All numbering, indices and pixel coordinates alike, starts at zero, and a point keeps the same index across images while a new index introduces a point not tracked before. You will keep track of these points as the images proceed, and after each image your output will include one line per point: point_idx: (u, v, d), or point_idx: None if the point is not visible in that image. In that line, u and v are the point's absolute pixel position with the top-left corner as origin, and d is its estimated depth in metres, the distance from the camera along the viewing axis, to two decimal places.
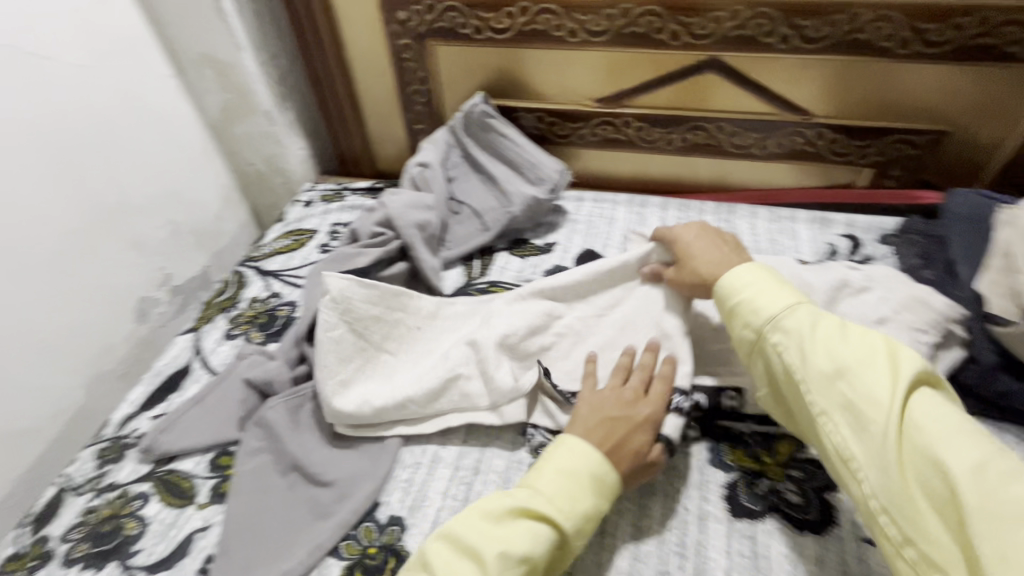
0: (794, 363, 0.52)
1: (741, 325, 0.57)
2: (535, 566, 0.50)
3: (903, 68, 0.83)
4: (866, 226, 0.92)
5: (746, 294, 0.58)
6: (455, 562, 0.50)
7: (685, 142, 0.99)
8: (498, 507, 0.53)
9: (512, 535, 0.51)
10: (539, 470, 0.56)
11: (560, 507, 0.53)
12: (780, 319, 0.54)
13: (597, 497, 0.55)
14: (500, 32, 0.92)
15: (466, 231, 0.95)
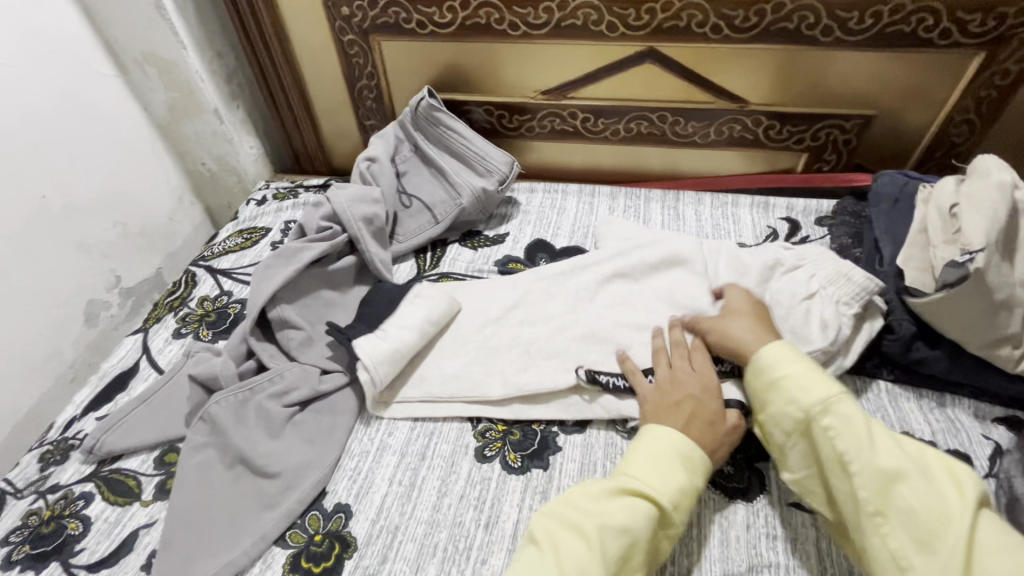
0: (848, 453, 0.52)
1: (782, 404, 0.58)
2: (637, 541, 0.52)
3: (830, 55, 0.86)
4: (804, 209, 0.95)
5: (791, 373, 0.58)
6: (545, 538, 0.53)
7: (630, 132, 1.02)
8: (608, 486, 0.55)
9: (617, 509, 0.53)
10: (631, 457, 0.58)
11: (654, 486, 0.55)
12: (831, 403, 0.55)
13: (689, 475, 0.56)
14: (443, 26, 0.93)
15: (416, 224, 0.96)
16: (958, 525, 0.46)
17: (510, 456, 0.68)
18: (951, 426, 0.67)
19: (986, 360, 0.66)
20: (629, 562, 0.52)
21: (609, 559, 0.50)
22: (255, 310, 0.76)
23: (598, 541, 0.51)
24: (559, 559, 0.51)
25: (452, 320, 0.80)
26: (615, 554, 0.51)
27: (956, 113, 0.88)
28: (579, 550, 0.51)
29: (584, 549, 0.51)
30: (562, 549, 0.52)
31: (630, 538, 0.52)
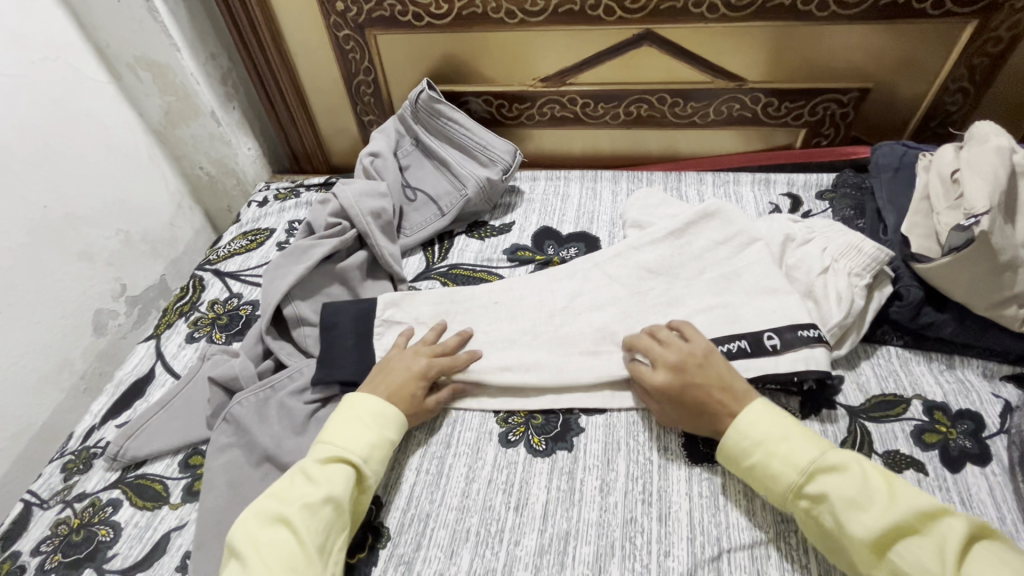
0: (835, 529, 0.52)
1: (763, 484, 0.57)
2: (342, 506, 0.57)
3: (825, 30, 0.87)
4: (805, 183, 0.96)
5: (763, 448, 0.57)
6: (248, 546, 0.53)
7: (629, 116, 1.02)
8: (318, 467, 0.59)
9: (322, 481, 0.57)
10: (332, 427, 0.63)
11: (351, 452, 0.60)
12: (804, 481, 0.54)
13: (375, 439, 0.62)
14: (440, 18, 0.93)
15: (422, 217, 0.96)
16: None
17: (534, 440, 0.69)
18: (962, 387, 0.69)
19: (994, 320, 0.68)
20: (339, 527, 0.56)
21: (316, 537, 0.54)
22: (269, 310, 0.77)
23: (306, 531, 0.54)
24: (262, 557, 0.52)
25: (466, 310, 0.80)
26: (323, 526, 0.55)
27: (951, 82, 0.89)
28: (288, 544, 0.53)
29: (293, 543, 0.53)
30: (266, 544, 0.54)
31: (334, 505, 0.56)
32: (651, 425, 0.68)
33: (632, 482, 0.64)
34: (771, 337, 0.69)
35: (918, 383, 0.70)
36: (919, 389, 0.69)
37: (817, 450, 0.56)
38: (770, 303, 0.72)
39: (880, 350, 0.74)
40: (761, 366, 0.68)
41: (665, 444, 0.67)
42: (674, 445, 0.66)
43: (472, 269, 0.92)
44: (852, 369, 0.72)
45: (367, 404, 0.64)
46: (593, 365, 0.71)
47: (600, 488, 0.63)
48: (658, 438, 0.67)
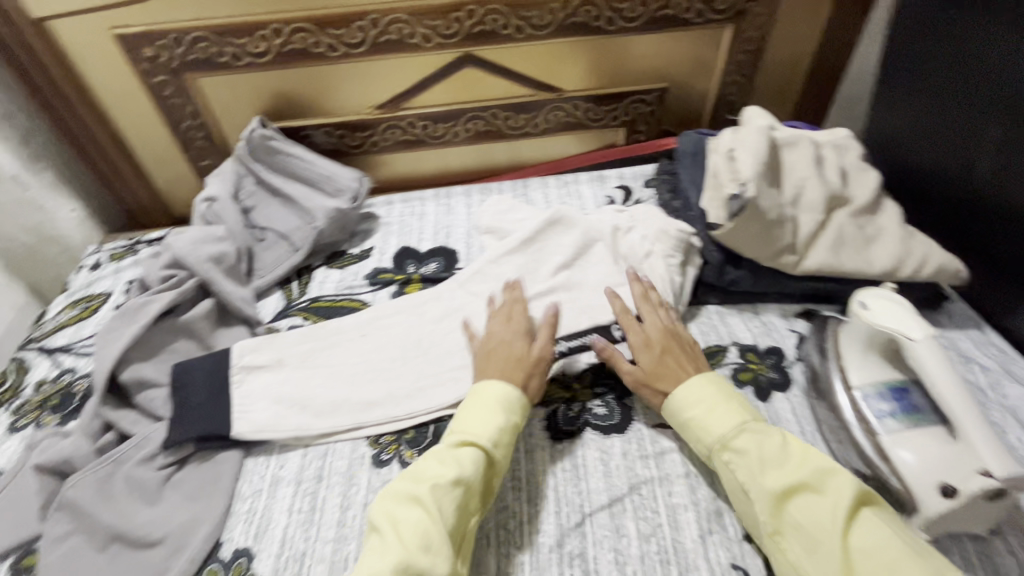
0: (744, 482, 0.58)
1: (693, 441, 0.64)
2: (469, 487, 0.58)
3: (618, 42, 0.99)
4: (632, 175, 1.08)
5: (697, 412, 0.64)
6: (386, 520, 0.56)
7: (470, 132, 1.08)
8: (449, 449, 0.61)
9: (452, 462, 0.59)
10: (462, 413, 0.65)
11: (477, 432, 0.62)
12: (729, 439, 0.60)
13: (507, 417, 0.65)
14: (260, 56, 0.93)
15: (275, 256, 0.94)
16: (835, 536, 0.51)
17: (407, 454, 0.70)
18: (766, 328, 0.81)
19: (777, 269, 0.81)
20: (467, 509, 0.58)
21: (452, 516, 0.56)
22: (103, 379, 0.71)
23: (435, 505, 0.56)
24: (400, 533, 0.54)
25: (331, 344, 0.81)
26: (451, 505, 0.56)
27: (726, 77, 1.05)
28: (419, 518, 0.55)
29: (424, 518, 0.55)
30: (399, 521, 0.55)
31: (463, 489, 0.58)
32: None
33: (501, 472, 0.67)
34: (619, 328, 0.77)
35: (733, 331, 0.81)
36: (735, 336, 0.80)
37: (746, 415, 0.62)
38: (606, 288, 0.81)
39: (702, 310, 0.85)
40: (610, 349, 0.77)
41: (530, 431, 0.71)
42: (537, 430, 0.71)
43: (334, 299, 0.91)
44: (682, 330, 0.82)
45: (495, 390, 0.66)
46: (461, 377, 0.76)
47: None
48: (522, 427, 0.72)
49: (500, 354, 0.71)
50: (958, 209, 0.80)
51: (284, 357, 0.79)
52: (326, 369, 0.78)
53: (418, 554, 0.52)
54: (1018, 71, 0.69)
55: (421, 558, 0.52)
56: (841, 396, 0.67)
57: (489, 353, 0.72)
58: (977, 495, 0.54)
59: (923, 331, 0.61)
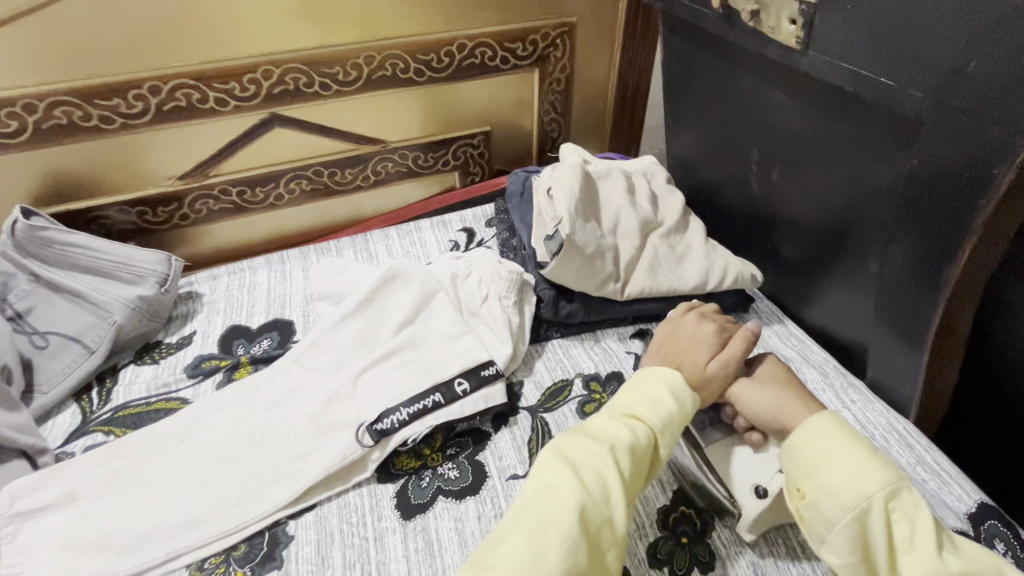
0: (904, 545, 0.49)
1: (839, 486, 0.51)
2: (638, 456, 0.57)
3: (434, 91, 1.00)
4: (473, 217, 1.08)
5: (859, 450, 0.53)
6: (566, 462, 0.55)
7: (296, 193, 1.02)
8: (620, 417, 0.60)
9: (627, 427, 0.58)
10: (623, 388, 0.64)
11: (647, 411, 0.60)
12: (896, 495, 0.50)
13: (681, 407, 0.61)
14: (12, 136, 0.80)
15: (63, 364, 0.80)
16: None
17: (237, 574, 0.61)
18: (606, 355, 0.84)
19: (606, 297, 0.85)
20: (633, 475, 0.57)
21: (627, 476, 0.55)
22: None
23: (614, 462, 0.55)
24: (578, 473, 0.54)
25: (140, 459, 0.70)
26: (623, 467, 0.55)
27: (545, 115, 1.11)
28: (588, 472, 0.54)
29: (602, 466, 0.54)
30: (579, 470, 0.54)
31: (626, 460, 0.56)
32: (364, 500, 0.68)
33: (349, 570, 0.61)
34: (461, 382, 0.75)
35: (577, 363, 0.83)
36: (579, 368, 0.83)
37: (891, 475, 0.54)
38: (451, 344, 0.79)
39: (547, 346, 0.86)
40: (454, 405, 0.74)
41: (379, 514, 0.66)
42: (388, 511, 0.67)
43: (145, 403, 0.79)
44: (530, 371, 0.82)
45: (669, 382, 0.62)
46: (298, 467, 0.69)
47: None
48: (371, 511, 0.67)
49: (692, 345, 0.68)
50: (747, 222, 0.90)
51: (80, 485, 0.67)
52: (133, 491, 0.67)
53: (599, 504, 0.52)
54: (756, 107, 0.80)
55: (598, 509, 0.52)
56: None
57: (679, 352, 0.68)
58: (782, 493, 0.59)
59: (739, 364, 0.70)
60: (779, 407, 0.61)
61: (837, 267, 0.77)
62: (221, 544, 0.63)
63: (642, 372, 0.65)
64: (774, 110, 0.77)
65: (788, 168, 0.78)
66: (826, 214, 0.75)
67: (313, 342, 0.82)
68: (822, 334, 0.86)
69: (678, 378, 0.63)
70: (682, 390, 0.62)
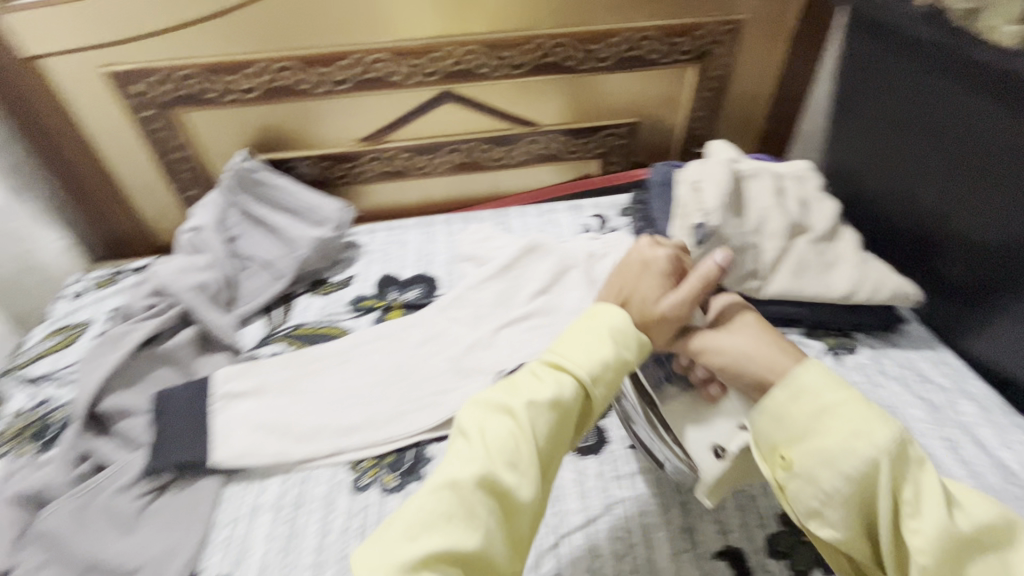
0: (909, 506, 0.47)
1: (833, 452, 0.49)
2: (562, 410, 0.54)
3: (591, 79, 1.04)
4: (607, 204, 1.12)
5: (854, 408, 0.50)
6: (473, 431, 0.52)
7: (451, 164, 1.12)
8: (546, 369, 0.56)
9: (551, 382, 0.55)
10: (565, 333, 0.60)
11: (576, 360, 0.56)
12: (896, 455, 0.47)
13: (618, 352, 0.56)
14: (246, 92, 0.96)
15: (258, 284, 0.96)
16: None
17: (386, 479, 0.71)
18: None
19: (743, 294, 0.85)
20: (558, 433, 0.54)
21: (548, 434, 0.53)
22: (81, 407, 0.72)
23: (527, 424, 0.52)
24: (483, 441, 0.51)
25: (313, 370, 0.82)
26: (541, 427, 0.52)
27: (694, 112, 1.11)
28: (502, 434, 0.52)
29: (512, 431, 0.52)
30: (490, 434, 0.52)
31: (551, 416, 0.53)
32: None
33: None
34: None
35: None
36: None
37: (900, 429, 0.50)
38: None
39: None
40: None
41: None
42: None
43: (316, 326, 0.93)
44: None
45: (614, 320, 0.58)
46: (441, 400, 0.78)
47: None
48: None
49: (643, 279, 0.63)
50: (911, 238, 0.85)
51: (270, 381, 0.80)
52: (308, 393, 0.79)
53: (505, 468, 0.50)
54: (948, 115, 0.75)
55: (508, 475, 0.50)
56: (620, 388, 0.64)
57: (626, 288, 0.63)
58: (741, 451, 0.57)
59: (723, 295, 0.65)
60: (749, 356, 0.57)
61: (1012, 294, 0.71)
62: (376, 450, 0.74)
63: (594, 309, 0.60)
64: (968, 119, 0.72)
65: (974, 182, 0.73)
66: (1012, 235, 0.69)
67: (458, 297, 0.91)
68: (985, 367, 0.79)
69: (620, 318, 0.58)
70: (627, 329, 0.58)
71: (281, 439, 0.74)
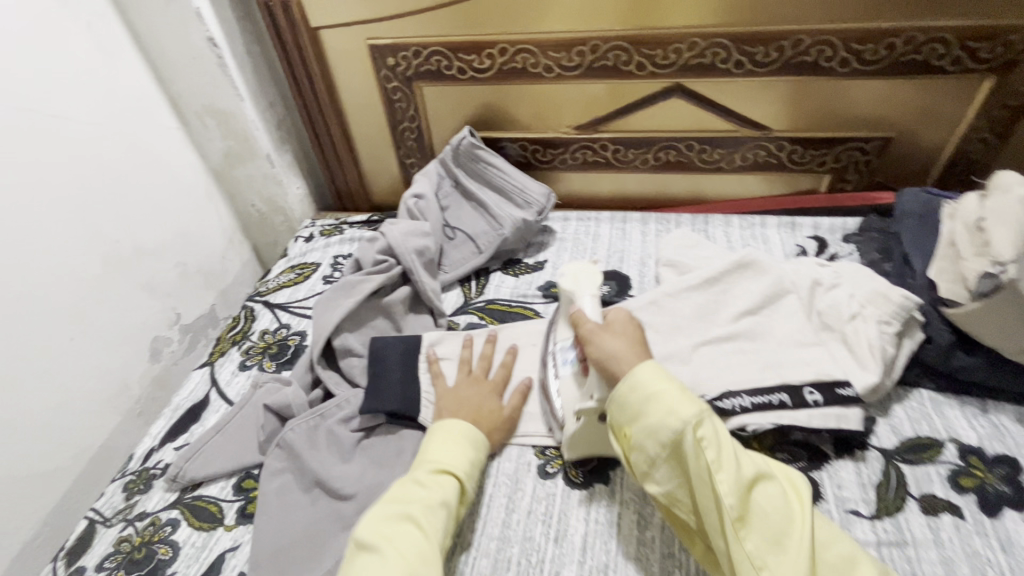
0: (713, 465, 0.54)
1: (655, 426, 0.57)
2: (451, 509, 0.61)
3: (846, 85, 0.92)
4: (830, 227, 1.00)
5: (670, 390, 0.59)
6: (377, 538, 0.57)
7: (658, 161, 1.07)
8: (426, 474, 0.63)
9: (433, 487, 0.62)
10: (427, 445, 0.67)
11: (448, 462, 0.64)
12: (704, 419, 0.56)
13: (473, 454, 0.67)
14: (482, 72, 1.01)
15: (462, 255, 1.01)
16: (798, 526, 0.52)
17: (572, 472, 0.71)
18: (996, 431, 0.70)
19: None
20: (449, 529, 0.60)
21: (445, 531, 0.59)
22: (320, 340, 0.82)
23: (429, 523, 0.58)
24: (393, 546, 0.56)
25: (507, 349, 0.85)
26: (441, 524, 0.59)
27: (973, 132, 0.92)
28: (414, 536, 0.57)
29: (419, 535, 0.57)
30: (397, 538, 0.56)
31: (446, 509, 0.60)
32: None
33: (669, 517, 0.65)
34: (812, 392, 0.70)
35: (951, 426, 0.71)
36: (954, 432, 0.70)
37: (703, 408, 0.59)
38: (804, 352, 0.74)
39: (913, 394, 0.75)
40: (800, 412, 0.69)
41: None
42: None
43: (509, 304, 0.95)
44: (885, 413, 0.73)
45: (460, 428, 0.68)
46: None
47: (637, 522, 0.65)
48: None
49: (476, 397, 0.75)
50: None
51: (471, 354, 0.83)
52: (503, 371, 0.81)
53: (425, 564, 0.55)
54: None
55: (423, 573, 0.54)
56: (551, 342, 0.79)
57: (465, 401, 0.74)
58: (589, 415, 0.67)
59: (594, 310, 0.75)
60: (613, 356, 0.65)
61: None
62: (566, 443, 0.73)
63: (435, 426, 0.69)
64: None
65: None
66: None
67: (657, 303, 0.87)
68: None
69: (472, 425, 0.69)
70: (478, 435, 0.69)
71: None
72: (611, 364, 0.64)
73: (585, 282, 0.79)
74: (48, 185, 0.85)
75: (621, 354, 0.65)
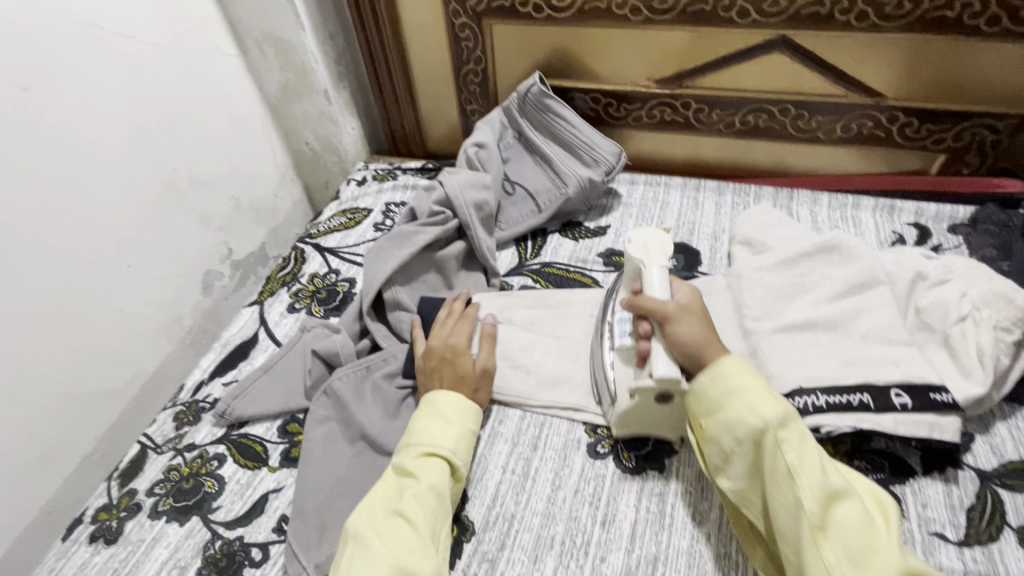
0: (793, 468, 0.51)
1: (779, 494, 0.51)
2: (443, 492, 0.58)
3: (985, 50, 0.79)
4: (936, 214, 0.88)
5: (804, 447, 0.52)
6: (365, 530, 0.55)
7: (745, 125, 0.97)
8: (411, 460, 0.60)
9: (419, 473, 0.58)
10: (415, 422, 0.64)
11: (436, 441, 0.61)
12: (776, 428, 0.53)
13: (463, 428, 0.64)
14: (561, 11, 0.92)
15: (520, 213, 0.95)
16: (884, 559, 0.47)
17: (624, 455, 0.67)
18: None
19: None
20: (444, 515, 0.58)
21: (438, 518, 0.57)
22: (371, 291, 0.79)
23: (417, 515, 0.55)
24: (381, 541, 0.53)
25: (563, 316, 0.80)
26: (429, 512, 0.56)
27: None
28: (404, 530, 0.54)
29: (406, 527, 0.54)
30: (385, 533, 0.54)
31: (436, 495, 0.57)
32: None
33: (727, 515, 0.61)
34: (901, 395, 0.62)
35: None
36: None
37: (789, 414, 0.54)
38: (897, 354, 0.66)
39: (1022, 412, 0.67)
40: (885, 417, 0.62)
41: None
42: None
43: (565, 269, 0.89)
44: (985, 430, 0.65)
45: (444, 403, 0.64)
46: None
47: (692, 516, 0.61)
48: None
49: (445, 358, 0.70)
50: None
51: (533, 317, 0.80)
52: (557, 341, 0.77)
53: (415, 557, 0.52)
54: None
55: (412, 565, 0.52)
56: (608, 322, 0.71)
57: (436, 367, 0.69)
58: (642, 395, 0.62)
59: (659, 261, 0.66)
60: (697, 341, 0.59)
61: None
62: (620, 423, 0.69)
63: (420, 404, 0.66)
64: None
65: None
66: None
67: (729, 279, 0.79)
68: None
69: (452, 395, 0.65)
70: (465, 404, 0.65)
71: (531, 380, 0.74)
72: (696, 360, 0.59)
73: (654, 250, 0.67)
74: (107, 103, 0.83)
75: (701, 339, 0.59)
